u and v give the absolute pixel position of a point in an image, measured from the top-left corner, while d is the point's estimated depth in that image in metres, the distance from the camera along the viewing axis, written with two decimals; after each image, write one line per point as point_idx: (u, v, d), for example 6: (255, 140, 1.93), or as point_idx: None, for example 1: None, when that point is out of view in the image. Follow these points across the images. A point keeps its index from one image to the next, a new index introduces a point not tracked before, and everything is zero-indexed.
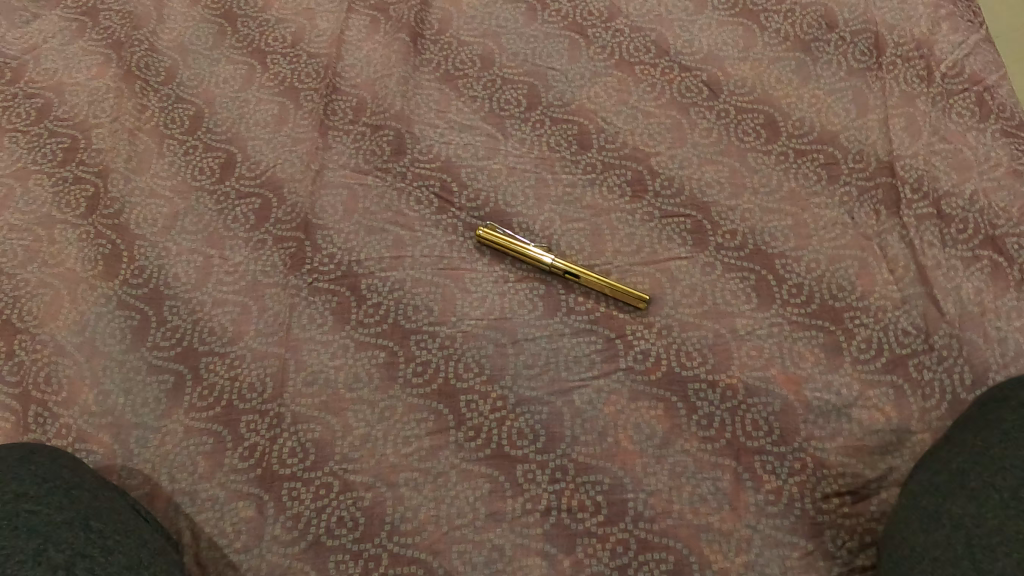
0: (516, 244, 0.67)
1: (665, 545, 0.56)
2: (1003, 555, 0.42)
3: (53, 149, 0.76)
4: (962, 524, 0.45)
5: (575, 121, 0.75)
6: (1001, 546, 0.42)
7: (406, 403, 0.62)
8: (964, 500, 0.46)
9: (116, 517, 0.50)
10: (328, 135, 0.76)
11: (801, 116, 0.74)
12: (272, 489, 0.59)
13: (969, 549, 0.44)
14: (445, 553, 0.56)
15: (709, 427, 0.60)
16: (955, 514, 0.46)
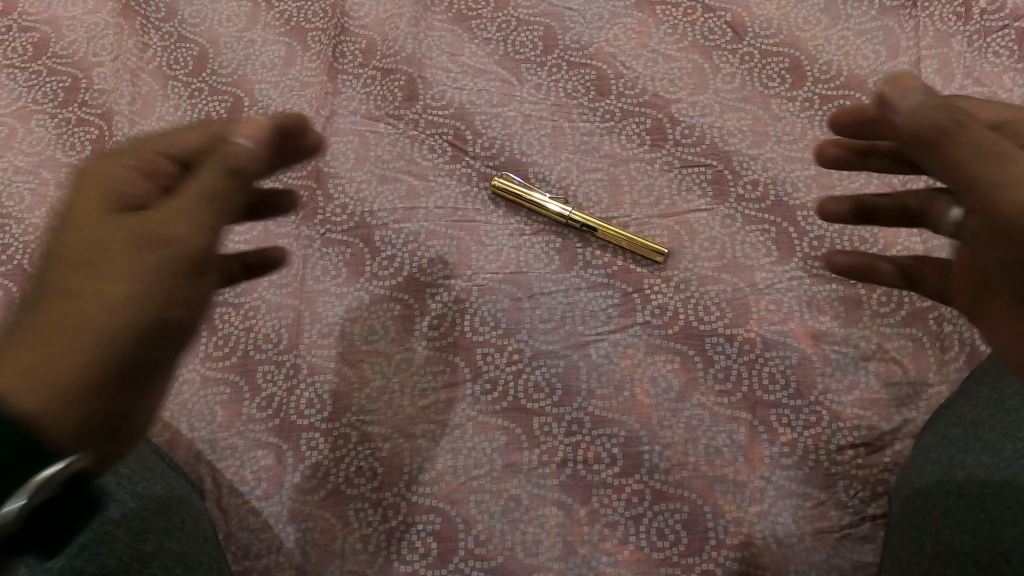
0: (537, 196, 0.66)
1: (679, 496, 0.57)
2: (1015, 504, 0.44)
3: (54, 89, 0.73)
4: (976, 474, 0.46)
5: (593, 65, 0.72)
6: (1013, 496, 0.44)
7: (422, 355, 0.62)
8: (975, 452, 0.48)
9: (141, 464, 0.50)
10: (337, 80, 0.73)
11: (829, 59, 0.71)
12: (291, 439, 0.60)
13: (980, 497, 0.45)
14: (463, 502, 0.57)
15: (726, 381, 0.60)
16: (966, 465, 0.47)
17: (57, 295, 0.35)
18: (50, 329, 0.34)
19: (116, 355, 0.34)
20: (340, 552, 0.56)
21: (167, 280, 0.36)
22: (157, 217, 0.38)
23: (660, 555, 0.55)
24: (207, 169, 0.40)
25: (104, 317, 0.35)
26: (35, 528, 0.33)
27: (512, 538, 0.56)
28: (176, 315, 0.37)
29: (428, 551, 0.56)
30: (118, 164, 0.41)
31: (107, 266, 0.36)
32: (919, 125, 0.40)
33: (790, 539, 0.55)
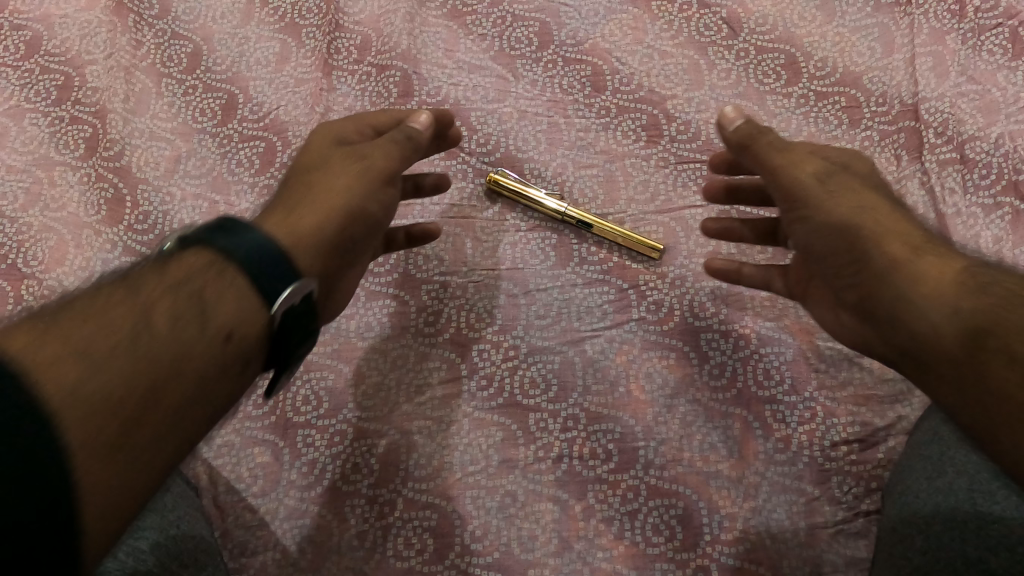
0: (533, 191, 0.65)
1: (674, 492, 0.57)
2: (1003, 499, 0.46)
3: (47, 86, 0.73)
4: (967, 470, 0.48)
5: (588, 62, 0.72)
6: (1001, 491, 0.46)
7: (418, 352, 0.62)
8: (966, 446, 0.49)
9: None
10: (332, 77, 0.73)
11: (824, 55, 0.71)
12: (287, 436, 0.60)
13: (969, 492, 0.47)
14: (459, 499, 0.57)
15: (721, 377, 0.60)
16: (958, 461, 0.48)
17: (303, 189, 0.53)
18: (293, 214, 0.50)
19: (323, 237, 0.50)
20: (337, 548, 0.56)
21: (360, 204, 0.53)
22: (362, 158, 0.55)
23: (655, 551, 0.55)
24: (391, 138, 0.56)
25: (324, 218, 0.50)
26: (288, 332, 0.42)
27: (508, 534, 0.56)
28: (355, 227, 0.52)
29: (424, 548, 0.56)
30: (341, 124, 0.59)
31: (326, 183, 0.53)
32: (752, 147, 0.54)
33: (784, 534, 0.56)
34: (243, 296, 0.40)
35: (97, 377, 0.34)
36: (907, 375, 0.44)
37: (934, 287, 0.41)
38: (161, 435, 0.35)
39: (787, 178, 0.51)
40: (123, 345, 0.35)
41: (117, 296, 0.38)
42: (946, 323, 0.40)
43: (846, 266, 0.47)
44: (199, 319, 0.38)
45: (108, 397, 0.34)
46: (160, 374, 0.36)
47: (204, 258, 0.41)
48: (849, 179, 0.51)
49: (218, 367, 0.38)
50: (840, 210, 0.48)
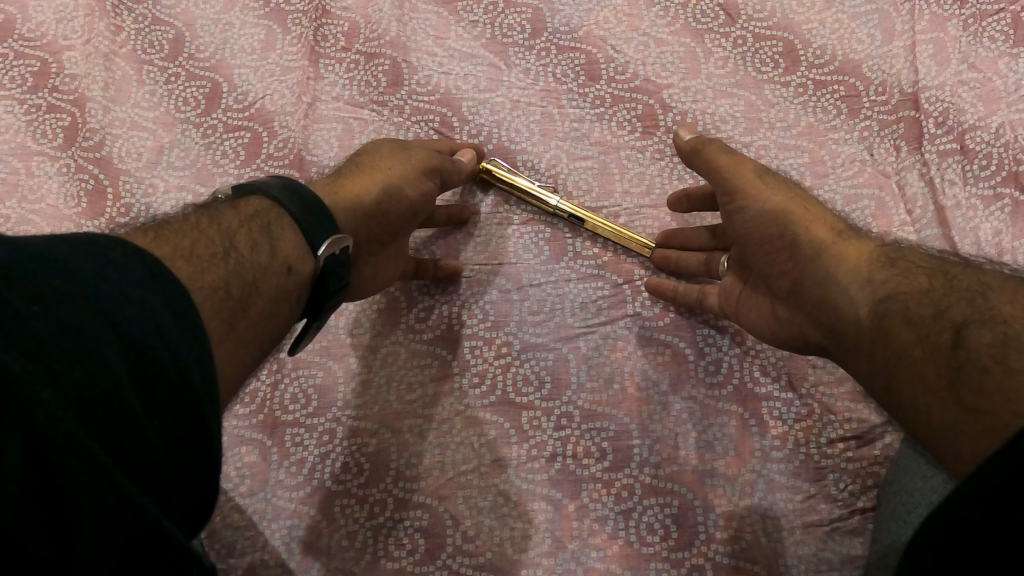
0: (526, 184, 0.64)
1: (669, 490, 0.56)
2: None
3: (23, 73, 0.71)
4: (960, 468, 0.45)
5: (582, 49, 0.71)
6: None
7: (410, 349, 0.61)
8: None
9: None
10: (319, 64, 0.71)
11: (823, 43, 0.69)
12: (275, 435, 0.59)
13: None
14: (451, 498, 0.56)
15: (717, 373, 0.59)
16: None
17: (355, 167, 0.57)
18: (344, 183, 0.55)
19: (365, 207, 0.53)
20: (327, 549, 0.55)
21: (402, 183, 0.56)
22: (410, 153, 0.59)
23: (650, 550, 0.55)
24: (453, 163, 0.61)
25: (370, 189, 0.54)
26: (325, 282, 0.47)
27: (501, 534, 0.55)
28: (393, 208, 0.55)
29: (416, 548, 0.55)
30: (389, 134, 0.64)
31: (376, 165, 0.57)
32: (701, 151, 0.56)
33: (780, 533, 0.55)
34: (301, 238, 0.46)
35: (207, 279, 0.39)
36: (830, 352, 0.49)
37: (851, 265, 0.46)
38: (242, 342, 0.40)
39: (726, 175, 0.54)
40: (218, 261, 0.41)
41: (204, 222, 0.43)
42: (860, 296, 0.45)
43: (775, 253, 0.51)
44: (270, 250, 0.44)
45: (213, 297, 0.39)
46: (244, 292, 0.41)
47: (269, 203, 0.46)
48: (783, 179, 0.54)
49: (282, 297, 0.44)
50: (772, 200, 0.51)
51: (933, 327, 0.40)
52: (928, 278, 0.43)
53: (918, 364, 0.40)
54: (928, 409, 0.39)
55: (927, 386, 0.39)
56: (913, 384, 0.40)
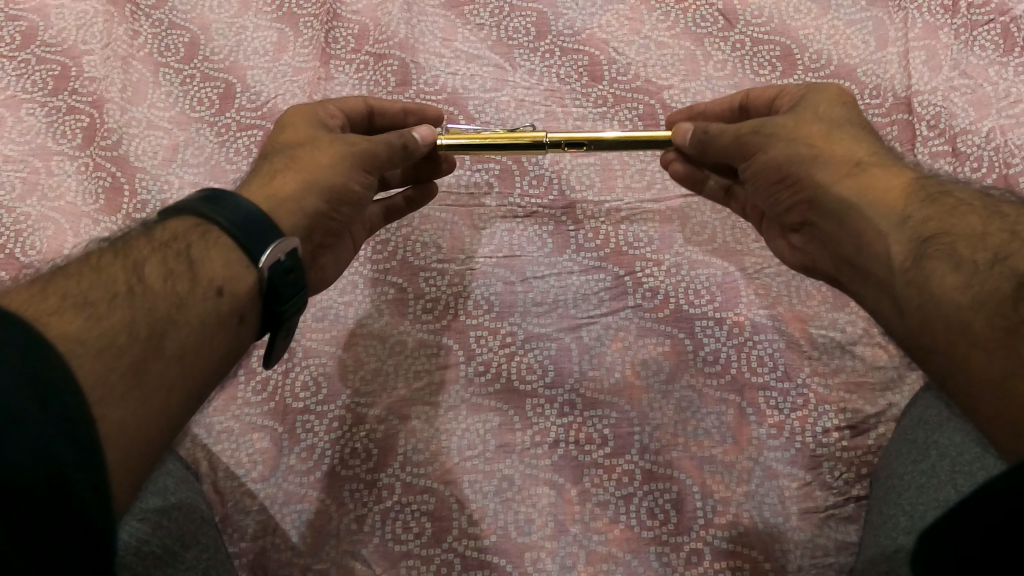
0: (489, 134, 0.56)
1: (669, 476, 0.58)
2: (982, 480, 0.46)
3: (44, 77, 0.73)
4: (948, 452, 0.49)
5: (585, 51, 0.73)
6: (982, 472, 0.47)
7: (416, 338, 0.63)
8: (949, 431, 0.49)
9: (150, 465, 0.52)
10: (330, 65, 0.74)
11: (819, 48, 0.71)
12: (286, 421, 0.60)
13: (951, 476, 0.47)
14: (456, 482, 0.58)
15: (715, 363, 0.61)
16: (941, 446, 0.49)
17: (285, 163, 0.53)
18: (275, 184, 0.51)
19: (308, 212, 0.51)
20: (336, 532, 0.57)
21: (342, 181, 0.53)
22: (346, 140, 0.54)
23: (650, 534, 0.56)
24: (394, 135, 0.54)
25: (307, 193, 0.51)
26: (277, 293, 0.46)
27: (505, 517, 0.57)
28: (339, 206, 0.53)
29: (422, 531, 0.56)
30: (315, 105, 0.58)
31: (310, 161, 0.53)
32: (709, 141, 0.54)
33: (777, 519, 0.56)
34: (231, 254, 0.45)
35: (100, 327, 0.38)
36: (847, 284, 0.50)
37: (885, 205, 0.46)
38: (164, 382, 0.39)
39: (737, 141, 0.52)
40: (120, 300, 0.40)
41: (111, 256, 0.42)
42: (894, 236, 0.44)
43: (791, 193, 0.51)
44: (190, 275, 0.43)
45: (111, 344, 0.38)
46: (159, 327, 0.40)
47: (191, 221, 0.45)
48: (800, 118, 0.52)
49: (213, 322, 0.43)
50: (786, 145, 0.50)
51: (984, 276, 0.39)
52: (978, 221, 0.43)
53: (956, 306, 0.39)
54: (967, 357, 0.38)
55: (970, 335, 0.38)
56: (944, 334, 0.40)
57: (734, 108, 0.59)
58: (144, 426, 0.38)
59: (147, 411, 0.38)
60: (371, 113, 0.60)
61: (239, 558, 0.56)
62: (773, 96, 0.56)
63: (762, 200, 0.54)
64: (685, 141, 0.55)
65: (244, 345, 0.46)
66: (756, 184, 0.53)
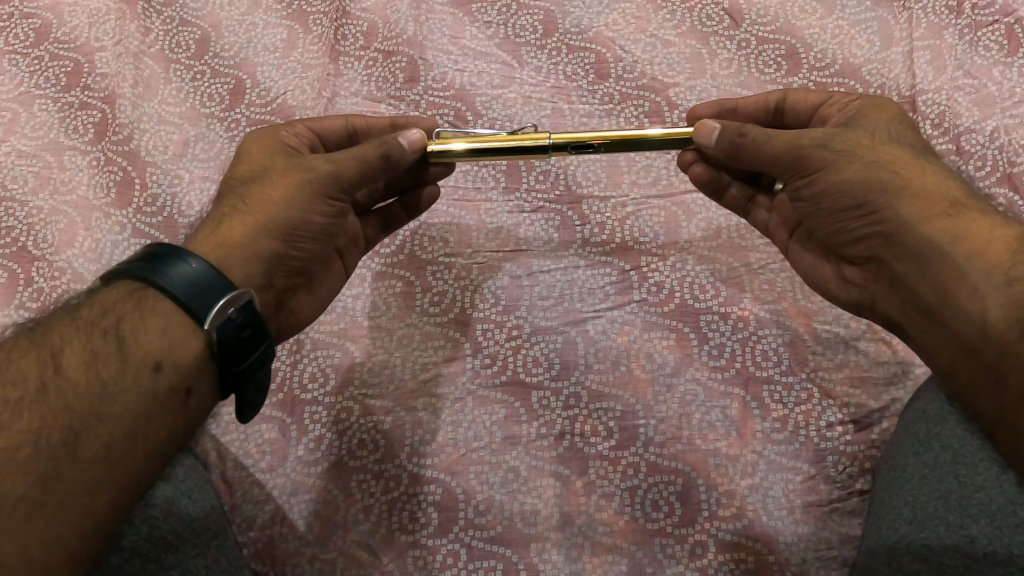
0: (496, 138, 0.54)
1: (674, 469, 0.58)
2: (984, 469, 0.47)
3: (57, 73, 0.74)
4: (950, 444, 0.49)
5: (592, 49, 0.73)
6: (983, 461, 0.47)
7: (423, 331, 0.64)
8: (950, 423, 0.50)
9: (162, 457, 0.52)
10: (339, 62, 0.74)
11: (824, 47, 0.72)
12: (295, 413, 0.61)
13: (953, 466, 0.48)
14: (463, 474, 0.58)
15: (720, 357, 0.62)
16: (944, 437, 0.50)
17: (237, 204, 0.52)
18: (226, 230, 0.50)
19: (262, 255, 0.50)
20: (343, 522, 0.57)
21: (301, 217, 0.51)
22: (302, 167, 0.52)
23: (655, 526, 0.56)
24: (358, 158, 0.51)
25: (260, 236, 0.50)
26: (230, 351, 0.46)
27: (511, 508, 0.57)
28: (300, 240, 0.51)
29: (429, 521, 0.57)
30: (278, 128, 0.57)
31: (263, 197, 0.51)
32: (758, 147, 0.52)
33: (781, 512, 0.56)
34: (168, 323, 0.45)
35: (2, 439, 0.39)
36: (908, 325, 0.51)
37: (978, 254, 0.46)
38: (81, 486, 0.40)
39: (803, 154, 0.50)
40: (29, 403, 0.40)
41: (33, 344, 0.43)
42: (988, 293, 0.45)
43: (862, 221, 0.50)
44: (119, 355, 0.43)
45: (13, 458, 0.39)
46: (75, 426, 0.41)
47: (128, 291, 0.46)
48: (869, 141, 0.51)
49: (147, 403, 0.43)
50: (867, 167, 0.49)
51: None
52: None
53: None
54: None
55: None
56: None
57: (769, 109, 0.59)
58: (58, 537, 0.38)
59: (59, 523, 0.38)
60: (352, 132, 0.59)
61: (247, 547, 0.57)
62: (816, 103, 0.57)
63: (820, 225, 0.53)
64: (709, 140, 0.53)
65: (201, 411, 0.47)
66: (816, 205, 0.52)
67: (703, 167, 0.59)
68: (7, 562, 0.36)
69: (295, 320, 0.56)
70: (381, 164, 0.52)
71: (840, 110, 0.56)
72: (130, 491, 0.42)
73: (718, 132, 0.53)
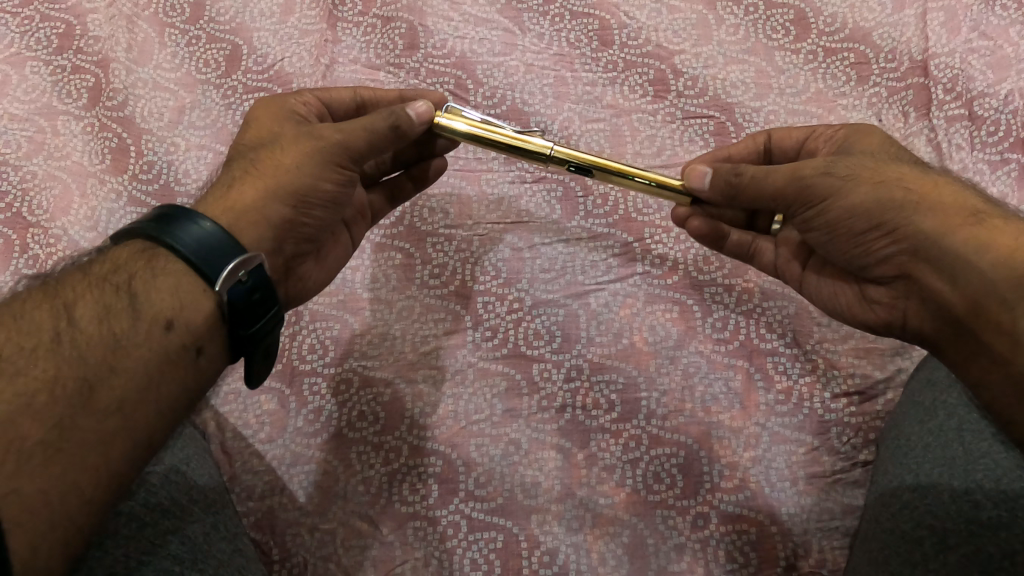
0: (497, 132, 0.52)
1: (676, 441, 0.58)
2: (989, 436, 0.47)
3: (48, 36, 0.72)
4: (955, 412, 0.49)
5: (596, 14, 0.72)
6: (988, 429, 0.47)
7: (423, 304, 0.63)
8: (955, 391, 0.50)
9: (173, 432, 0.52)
10: (337, 28, 0.73)
11: (835, 11, 0.70)
12: (294, 384, 0.61)
13: (959, 433, 0.48)
14: (463, 446, 0.58)
15: (723, 330, 0.61)
16: (949, 405, 0.49)
17: (248, 169, 0.50)
18: (237, 194, 0.49)
19: (272, 221, 0.49)
20: (343, 493, 0.57)
21: (311, 183, 0.49)
22: (313, 135, 0.50)
23: (657, 498, 0.56)
24: (368, 124, 0.49)
25: (270, 201, 0.49)
26: (241, 313, 0.45)
27: (511, 480, 0.57)
28: (310, 208, 0.50)
29: (430, 492, 0.57)
30: (288, 95, 0.55)
31: (274, 163, 0.50)
32: (756, 181, 0.48)
33: (783, 484, 0.56)
34: (181, 283, 0.43)
35: (17, 386, 0.37)
36: (945, 343, 0.46)
37: (1007, 264, 0.42)
38: (97, 436, 0.39)
39: (808, 182, 0.47)
40: (43, 351, 0.39)
41: (44, 297, 0.42)
42: (1019, 304, 0.42)
43: (881, 241, 0.46)
44: (132, 311, 0.42)
45: (28, 405, 0.37)
46: (90, 377, 0.39)
47: (140, 249, 0.44)
48: (869, 160, 0.48)
49: (161, 360, 0.42)
50: (874, 188, 0.46)
51: None
52: None
53: None
54: None
55: None
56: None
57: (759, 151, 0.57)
58: (73, 488, 0.37)
59: (76, 470, 0.37)
60: (361, 104, 0.56)
61: (248, 517, 0.57)
62: (800, 138, 0.55)
63: (837, 253, 0.49)
64: (703, 183, 0.50)
65: (210, 374, 0.46)
66: (828, 234, 0.48)
67: (702, 219, 0.54)
68: (26, 505, 0.35)
69: (304, 287, 0.55)
70: (392, 136, 0.49)
71: (827, 142, 0.53)
72: (145, 445, 0.41)
73: (711, 177, 0.50)
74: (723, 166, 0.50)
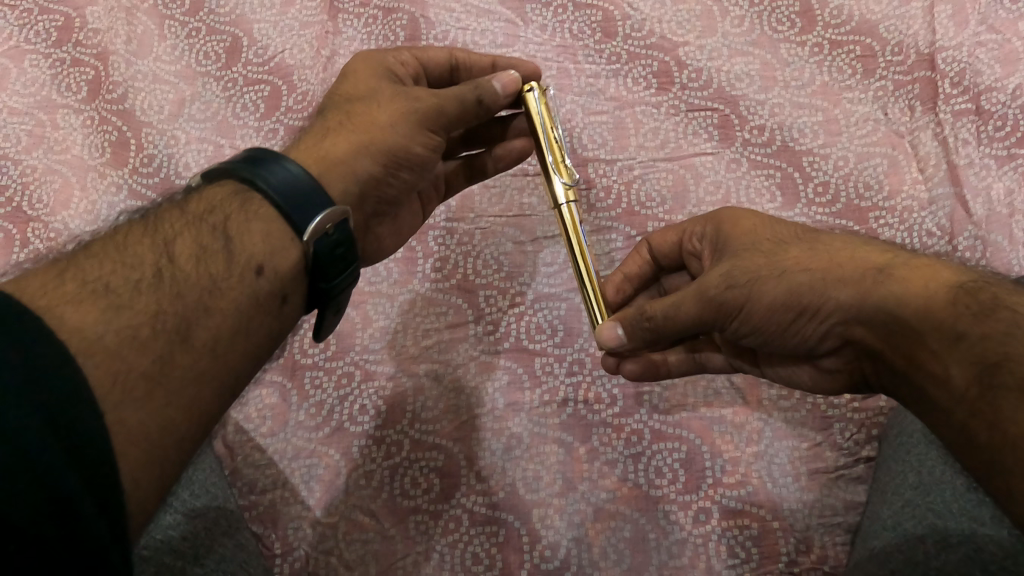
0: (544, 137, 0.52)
1: (678, 436, 0.57)
2: None
3: (46, 29, 0.72)
4: None
5: (599, 6, 0.71)
6: None
7: (425, 297, 0.63)
8: None
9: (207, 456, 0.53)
10: (338, 19, 0.72)
11: (841, 3, 0.69)
12: (295, 377, 0.60)
13: None
14: (466, 440, 0.58)
15: None
16: None
17: (343, 121, 0.50)
18: (330, 144, 0.48)
19: (361, 176, 0.48)
20: (345, 487, 0.57)
21: (404, 143, 0.49)
22: (407, 96, 0.50)
23: (658, 493, 0.56)
24: (460, 93, 0.49)
25: (361, 157, 0.48)
26: (323, 266, 0.44)
27: (514, 474, 0.57)
28: (397, 170, 0.50)
29: (431, 487, 0.57)
30: (386, 52, 0.54)
31: (368, 118, 0.49)
32: (665, 325, 0.46)
33: (785, 479, 0.56)
34: (272, 231, 0.42)
35: (123, 318, 0.37)
36: (908, 402, 0.43)
37: (926, 318, 0.40)
38: (192, 375, 0.38)
39: (712, 303, 0.45)
40: (145, 287, 0.39)
41: (141, 235, 0.41)
42: (950, 355, 0.39)
43: (808, 327, 0.44)
44: (226, 255, 0.41)
45: (134, 337, 0.37)
46: (187, 315, 0.39)
47: (231, 192, 0.43)
48: (754, 253, 0.46)
49: (251, 304, 0.41)
50: (775, 286, 0.44)
51: None
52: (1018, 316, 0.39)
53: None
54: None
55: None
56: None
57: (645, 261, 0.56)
58: (168, 426, 0.36)
59: (173, 406, 0.37)
60: (454, 66, 0.55)
61: (249, 510, 0.57)
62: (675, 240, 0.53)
63: (779, 347, 0.47)
64: (619, 340, 0.48)
65: (289, 323, 0.45)
66: (760, 334, 0.46)
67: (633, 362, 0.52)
68: (130, 436, 0.35)
69: (379, 247, 0.56)
70: (477, 110, 0.50)
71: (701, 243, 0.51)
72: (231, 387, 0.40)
73: (622, 330, 0.48)
74: (626, 313, 0.48)
